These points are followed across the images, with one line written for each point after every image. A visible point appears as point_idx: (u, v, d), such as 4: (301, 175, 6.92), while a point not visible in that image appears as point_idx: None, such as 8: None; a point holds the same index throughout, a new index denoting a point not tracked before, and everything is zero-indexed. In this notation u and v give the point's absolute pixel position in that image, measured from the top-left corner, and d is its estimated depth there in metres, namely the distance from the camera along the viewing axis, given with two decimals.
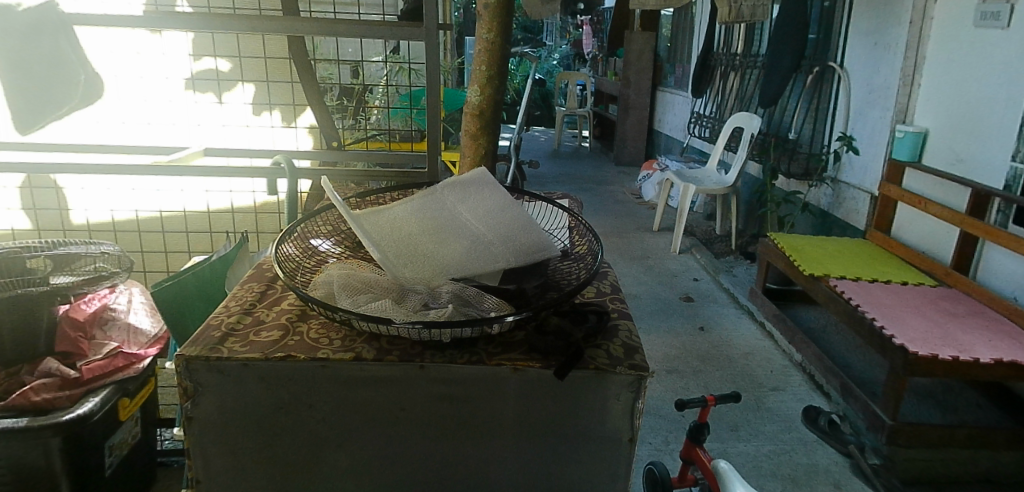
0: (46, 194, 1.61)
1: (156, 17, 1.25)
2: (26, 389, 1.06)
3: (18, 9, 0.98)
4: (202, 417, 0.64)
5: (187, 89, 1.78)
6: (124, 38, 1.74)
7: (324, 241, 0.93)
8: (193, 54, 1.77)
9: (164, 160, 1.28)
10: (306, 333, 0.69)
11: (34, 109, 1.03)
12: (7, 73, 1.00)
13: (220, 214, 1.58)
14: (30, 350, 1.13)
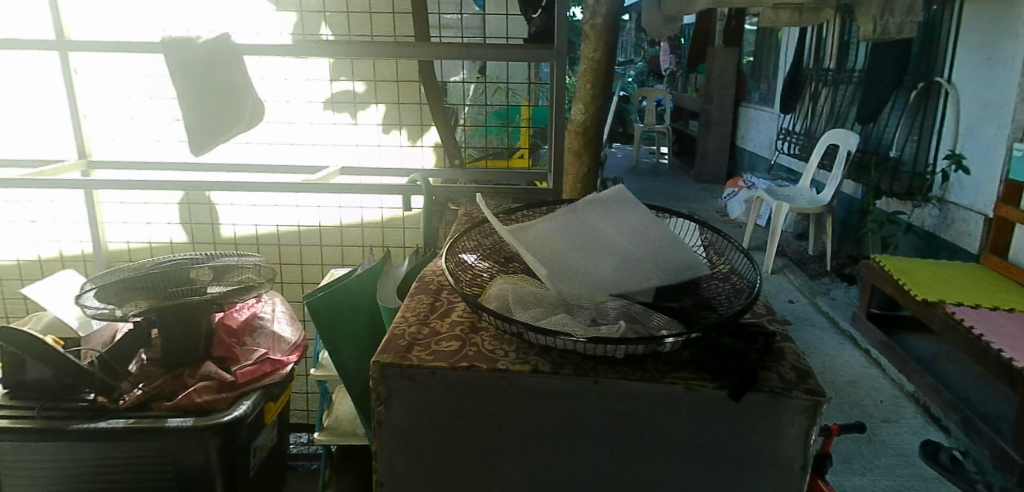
0: (202, 210, 1.77)
1: (309, 46, 1.34)
2: (190, 390, 1.11)
3: (198, 41, 1.09)
4: (391, 422, 0.68)
5: (327, 111, 1.87)
6: (272, 66, 1.85)
7: (472, 256, 0.96)
8: (331, 78, 1.85)
9: (312, 178, 1.37)
10: (481, 344, 0.72)
11: (207, 132, 1.13)
12: (190, 100, 1.10)
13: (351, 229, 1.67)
14: (191, 354, 1.16)
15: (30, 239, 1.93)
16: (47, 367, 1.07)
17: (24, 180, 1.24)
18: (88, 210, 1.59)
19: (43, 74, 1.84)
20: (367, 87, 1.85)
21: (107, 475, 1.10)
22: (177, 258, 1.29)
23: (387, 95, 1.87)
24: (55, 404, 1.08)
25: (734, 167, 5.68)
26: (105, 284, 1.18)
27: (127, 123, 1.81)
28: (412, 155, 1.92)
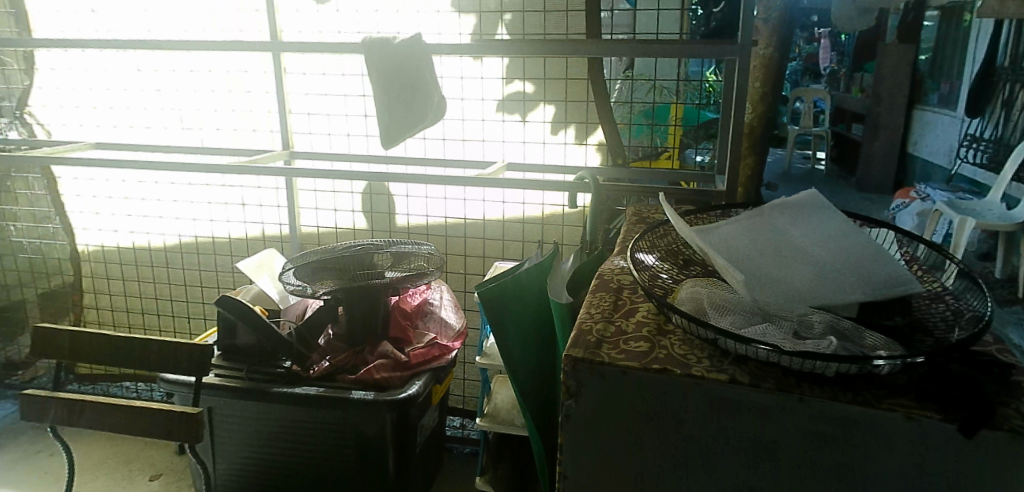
0: (381, 200, 1.92)
1: (487, 46, 1.39)
2: (370, 367, 1.21)
3: (394, 41, 1.22)
4: (578, 417, 0.68)
5: (499, 111, 1.94)
6: (449, 66, 1.94)
7: (649, 256, 0.91)
8: (505, 79, 1.92)
9: (484, 173, 1.43)
10: (671, 348, 0.69)
11: (391, 122, 1.25)
12: (380, 91, 1.23)
13: (512, 222, 1.83)
14: (371, 332, 1.27)
15: (239, 219, 2.22)
16: (253, 332, 1.20)
17: (248, 168, 1.42)
18: (290, 197, 1.75)
19: (256, 74, 2.09)
20: (537, 87, 1.90)
21: (297, 438, 1.24)
22: (359, 243, 1.39)
23: (555, 93, 1.91)
24: (257, 369, 1.25)
25: (905, 176, 5.14)
26: (301, 264, 1.30)
27: (324, 117, 1.99)
28: (576, 154, 1.95)
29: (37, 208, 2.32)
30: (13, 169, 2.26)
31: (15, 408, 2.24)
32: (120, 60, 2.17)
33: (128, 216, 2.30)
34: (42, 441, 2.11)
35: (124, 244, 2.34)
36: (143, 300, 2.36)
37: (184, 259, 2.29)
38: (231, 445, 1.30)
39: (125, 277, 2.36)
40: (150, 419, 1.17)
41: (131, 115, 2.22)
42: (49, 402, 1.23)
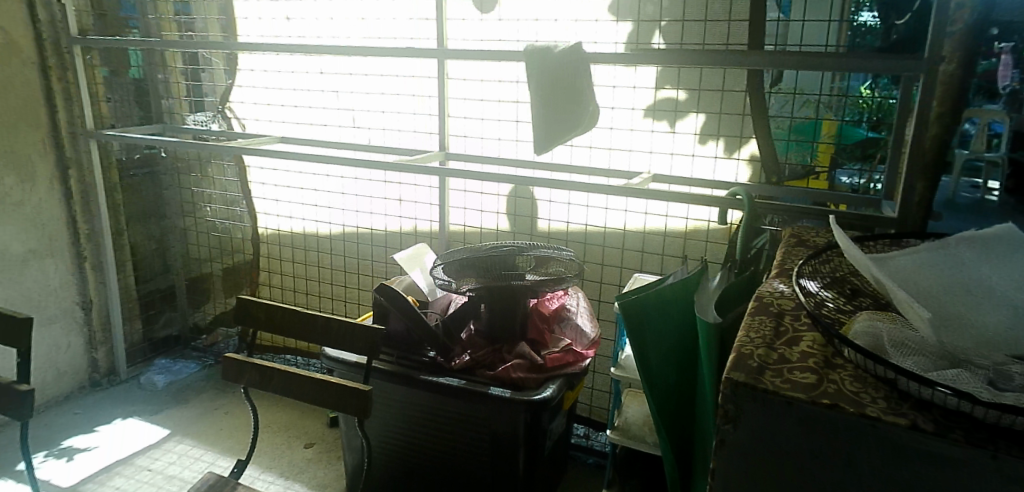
0: (525, 202, 2.05)
1: (638, 55, 1.40)
2: (508, 366, 1.54)
3: (555, 50, 1.45)
4: (734, 442, 0.67)
5: (647, 118, 1.96)
6: (603, 74, 1.98)
7: (814, 283, 0.87)
8: (656, 87, 1.93)
9: (631, 183, 1.42)
10: (842, 383, 0.66)
11: (551, 119, 1.48)
12: (542, 93, 1.47)
13: (654, 233, 1.90)
14: (511, 334, 1.61)
15: (396, 211, 2.59)
16: (404, 319, 1.59)
17: (409, 166, 1.78)
18: (442, 197, 1.92)
19: (421, 78, 2.37)
20: (689, 96, 1.91)
21: (441, 422, 1.61)
22: (506, 245, 1.66)
23: (708, 105, 1.91)
24: (409, 354, 1.62)
25: None
26: (449, 262, 1.63)
27: (478, 122, 2.08)
28: (726, 169, 1.93)
29: (230, 192, 2.93)
30: (215, 159, 2.92)
31: (198, 369, 3.01)
32: (309, 64, 2.54)
33: (301, 204, 2.79)
34: (218, 401, 2.78)
35: (298, 229, 2.83)
36: (307, 281, 2.88)
37: (347, 245, 2.73)
38: (384, 422, 1.69)
39: (297, 260, 2.88)
40: (325, 391, 1.41)
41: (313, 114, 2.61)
42: (245, 367, 1.51)
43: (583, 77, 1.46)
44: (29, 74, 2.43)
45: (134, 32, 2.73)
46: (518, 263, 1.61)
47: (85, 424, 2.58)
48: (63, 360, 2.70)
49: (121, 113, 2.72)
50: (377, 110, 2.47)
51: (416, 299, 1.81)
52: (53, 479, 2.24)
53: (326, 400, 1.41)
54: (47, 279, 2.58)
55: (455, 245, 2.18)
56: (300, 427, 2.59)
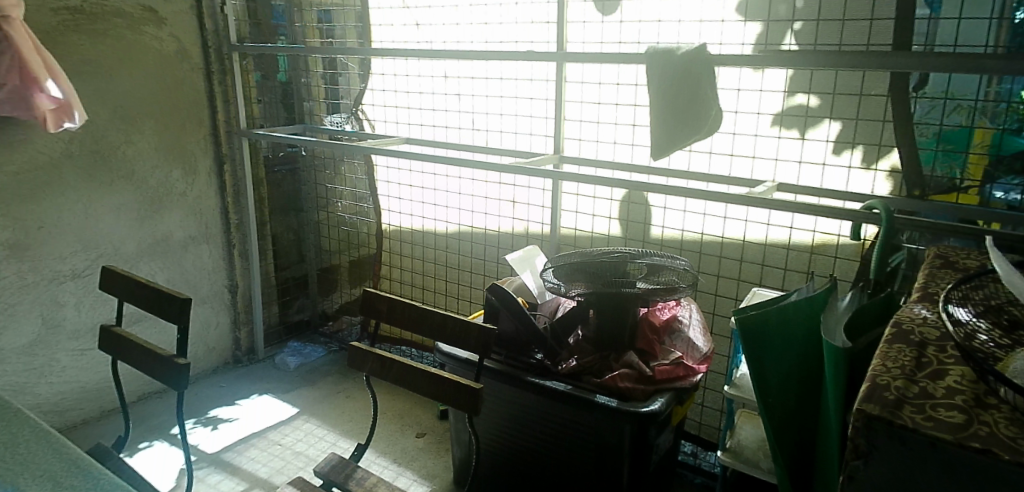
0: (638, 208, 2.04)
1: (768, 57, 1.32)
2: (616, 375, 1.57)
3: (678, 52, 1.42)
4: (865, 480, 0.62)
5: (775, 125, 1.86)
6: (728, 78, 1.91)
7: (964, 311, 0.78)
8: (787, 91, 1.83)
9: (754, 191, 1.35)
10: (996, 424, 0.59)
11: (670, 123, 1.44)
12: (663, 96, 1.44)
13: (776, 247, 1.85)
14: (620, 343, 1.64)
15: (511, 211, 2.67)
16: (513, 320, 1.67)
17: (524, 168, 1.80)
18: (554, 199, 1.96)
19: (539, 81, 2.41)
20: (823, 102, 1.80)
21: (546, 426, 1.66)
22: (619, 252, 1.70)
23: (844, 110, 1.78)
24: (516, 356, 1.69)
25: None
26: (559, 266, 1.71)
27: (594, 125, 2.08)
28: (862, 180, 1.79)
29: (358, 189, 3.12)
30: (347, 157, 3.11)
31: (325, 354, 3.23)
32: (435, 68, 2.66)
33: (422, 203, 2.93)
34: (341, 385, 2.98)
35: (420, 227, 2.99)
36: (423, 276, 3.04)
37: (464, 244, 2.85)
38: (489, 422, 1.78)
39: (418, 257, 3.04)
40: (439, 387, 1.46)
41: (435, 116, 2.72)
42: (366, 356, 1.60)
43: (707, 80, 1.42)
44: (195, 77, 2.70)
45: (283, 39, 2.96)
46: (629, 270, 1.63)
47: (227, 396, 2.85)
48: (212, 336, 3.01)
49: (269, 113, 2.97)
50: (496, 113, 2.54)
51: (525, 300, 1.86)
52: (200, 444, 2.50)
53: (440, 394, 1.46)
54: (202, 262, 2.89)
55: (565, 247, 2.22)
56: (412, 417, 2.71)
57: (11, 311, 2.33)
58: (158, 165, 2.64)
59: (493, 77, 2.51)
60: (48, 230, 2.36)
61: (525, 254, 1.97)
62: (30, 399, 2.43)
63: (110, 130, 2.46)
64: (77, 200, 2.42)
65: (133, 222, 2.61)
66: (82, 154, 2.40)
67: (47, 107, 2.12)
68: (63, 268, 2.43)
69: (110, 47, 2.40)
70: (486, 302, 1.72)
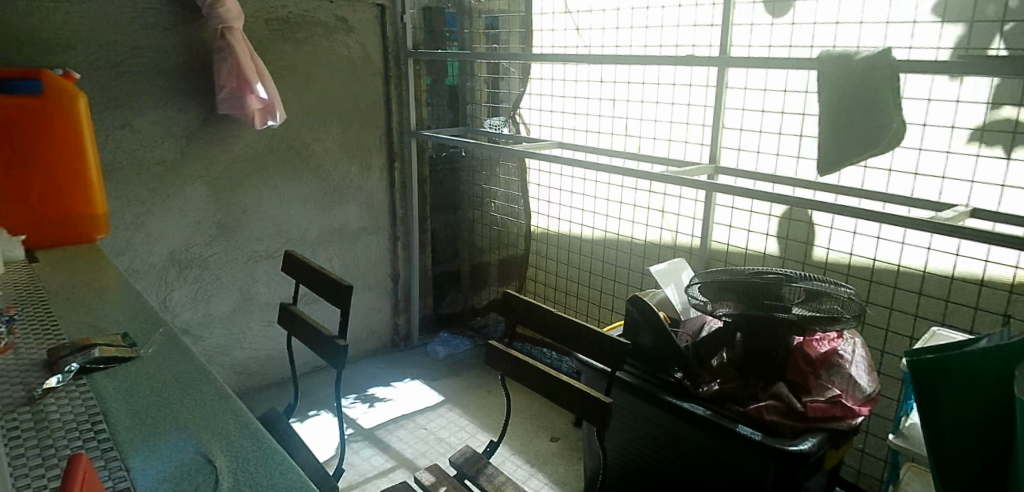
0: (800, 227, 2.02)
1: (966, 64, 1.15)
2: (762, 407, 1.52)
3: (855, 58, 1.32)
4: None
5: (972, 141, 1.72)
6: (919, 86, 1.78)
7: None
8: (991, 103, 1.68)
9: (937, 217, 1.19)
10: None
11: (839, 133, 1.35)
12: (834, 103, 1.35)
13: (963, 283, 1.73)
14: (770, 372, 1.60)
15: (660, 222, 2.64)
16: (656, 335, 1.70)
17: (673, 178, 1.75)
18: (706, 213, 1.93)
19: (698, 87, 2.35)
20: None
21: (678, 448, 1.68)
22: (777, 274, 1.68)
23: None
24: (655, 372, 1.73)
25: None
26: (706, 283, 1.71)
27: (756, 134, 2.01)
28: None
29: (511, 190, 3.24)
30: (502, 160, 3.23)
31: (471, 348, 3.37)
32: (593, 73, 2.68)
33: (572, 208, 2.98)
34: (484, 379, 3.09)
35: (571, 234, 3.02)
36: (572, 281, 3.07)
37: (608, 253, 2.85)
38: (620, 435, 1.84)
39: (569, 262, 3.07)
40: (571, 396, 1.45)
41: (588, 121, 2.74)
42: (503, 356, 1.64)
43: (889, 90, 1.29)
44: (375, 80, 2.93)
45: (454, 44, 3.10)
46: (785, 294, 1.60)
47: (383, 377, 3.08)
48: (375, 320, 3.27)
49: (436, 115, 3.14)
50: (650, 119, 2.51)
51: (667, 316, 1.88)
52: (358, 419, 2.73)
53: (572, 406, 1.45)
54: (370, 251, 3.15)
55: (714, 262, 2.25)
56: (548, 420, 2.74)
57: (217, 283, 2.70)
58: (339, 161, 2.91)
59: (649, 83, 2.48)
60: (249, 215, 2.71)
61: (670, 266, 2.00)
62: (226, 360, 2.81)
63: (303, 128, 2.76)
64: (274, 189, 2.75)
65: (316, 212, 2.90)
66: (279, 149, 2.72)
67: (256, 106, 2.42)
68: (259, 249, 2.78)
69: (308, 54, 2.69)
70: (627, 315, 1.77)
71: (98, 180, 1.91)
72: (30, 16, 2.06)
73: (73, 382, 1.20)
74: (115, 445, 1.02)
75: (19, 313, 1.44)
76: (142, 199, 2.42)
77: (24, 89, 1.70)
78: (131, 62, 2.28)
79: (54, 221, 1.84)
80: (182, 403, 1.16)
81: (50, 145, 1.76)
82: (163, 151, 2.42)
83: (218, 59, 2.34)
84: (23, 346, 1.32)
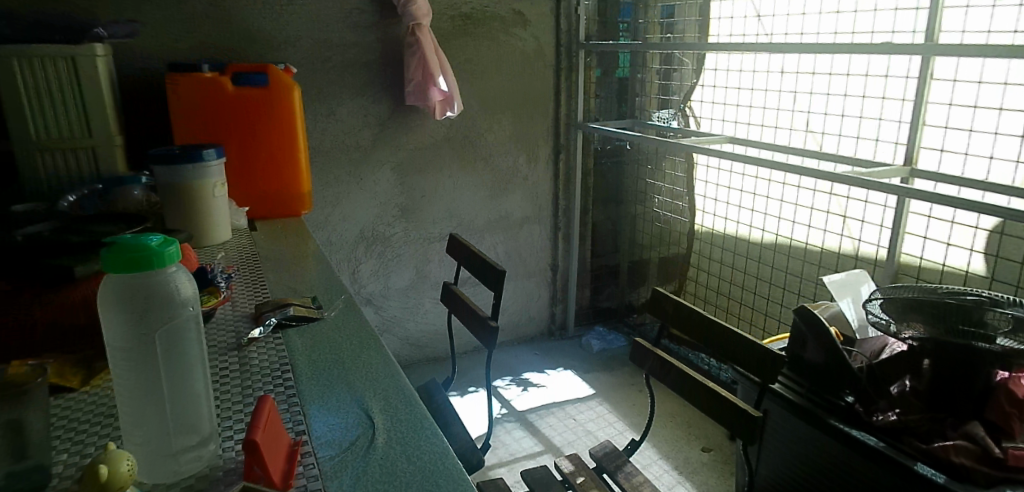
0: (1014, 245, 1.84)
1: None
2: (949, 447, 1.33)
3: None
4: None
5: None
6: None
7: None
8: None
9: None
10: None
11: None
12: None
13: None
14: (964, 409, 1.42)
15: (841, 228, 2.43)
16: (823, 352, 1.58)
17: (855, 178, 1.66)
18: (895, 218, 1.79)
19: (895, 78, 2.16)
20: None
21: (842, 479, 1.54)
22: (980, 297, 1.53)
23: None
24: (821, 392, 1.60)
25: None
26: (891, 300, 1.59)
27: (965, 133, 1.91)
28: None
29: (676, 186, 3.15)
30: (669, 154, 3.14)
31: (626, 345, 3.34)
32: (772, 61, 2.56)
33: (741, 207, 2.86)
34: (637, 377, 3.05)
35: (742, 236, 2.88)
36: (737, 286, 2.93)
37: (779, 258, 2.69)
38: (775, 452, 1.75)
39: (736, 266, 2.93)
40: (721, 406, 1.41)
41: (764, 115, 2.63)
42: (648, 354, 1.61)
43: None
44: (546, 73, 3.00)
45: (626, 34, 3.09)
46: (987, 319, 1.46)
47: (538, 364, 3.17)
48: (534, 307, 3.37)
49: (604, 108, 3.16)
50: (836, 113, 2.37)
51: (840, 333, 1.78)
52: (512, 401, 2.84)
53: (723, 417, 1.40)
54: (533, 240, 3.24)
55: (903, 279, 2.10)
56: (700, 428, 2.65)
57: (397, 260, 2.96)
58: (510, 151, 3.03)
59: (837, 74, 2.33)
60: (426, 199, 2.93)
61: (847, 278, 1.83)
62: (399, 331, 3.08)
63: (478, 119, 2.91)
64: (449, 176, 2.94)
65: (486, 199, 3.05)
66: (456, 139, 2.90)
67: (436, 98, 2.61)
68: (433, 231, 2.99)
69: (485, 47, 2.82)
70: (794, 326, 1.65)
71: (306, 162, 2.19)
72: (261, 18, 2.39)
73: (271, 334, 1.40)
74: (298, 392, 1.17)
75: (237, 272, 1.71)
76: (339, 180, 2.72)
77: (254, 81, 2.00)
78: (336, 57, 2.56)
79: (270, 196, 2.13)
80: (353, 364, 1.30)
81: (271, 130, 2.05)
82: (359, 138, 2.70)
83: (408, 54, 2.54)
84: (238, 300, 1.56)
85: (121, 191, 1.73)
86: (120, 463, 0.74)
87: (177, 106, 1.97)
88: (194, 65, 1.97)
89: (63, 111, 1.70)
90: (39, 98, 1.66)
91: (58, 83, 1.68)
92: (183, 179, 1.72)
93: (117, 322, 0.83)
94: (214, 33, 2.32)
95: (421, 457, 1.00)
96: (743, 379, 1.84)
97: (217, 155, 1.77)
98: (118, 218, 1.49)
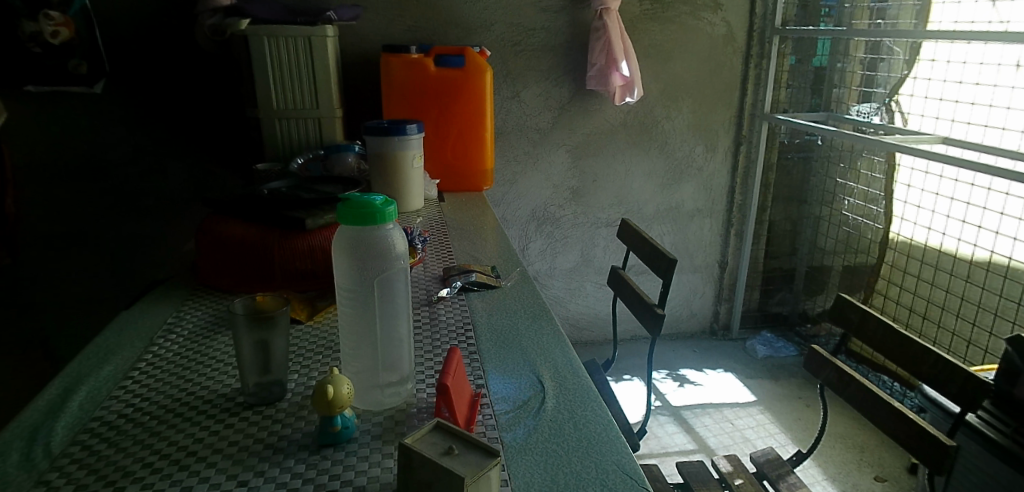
0: None
1: None
2: None
3: None
4: None
5: None
6: None
7: None
8: None
9: None
10: None
11: None
12: None
13: None
14: None
15: None
16: None
17: None
18: None
19: None
20: None
21: None
22: None
23: None
24: None
25: None
26: None
27: None
28: None
29: (872, 188, 2.93)
30: (868, 152, 2.91)
31: (795, 355, 3.15)
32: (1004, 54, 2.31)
33: (949, 216, 2.57)
34: (804, 389, 2.87)
35: (947, 250, 2.58)
36: (936, 306, 2.64)
37: (994, 279, 2.39)
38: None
39: (937, 283, 2.63)
40: (906, 429, 1.31)
41: (991, 114, 2.38)
42: (825, 364, 1.53)
43: None
44: (735, 59, 2.87)
45: (829, 20, 2.89)
46: None
47: (696, 361, 3.10)
48: (697, 303, 3.29)
49: (797, 98, 2.98)
50: None
51: None
52: (667, 394, 2.81)
53: (910, 441, 1.30)
54: (703, 233, 3.16)
55: None
56: (875, 455, 2.44)
57: (565, 240, 3.04)
58: (687, 140, 2.96)
59: None
60: (598, 184, 2.96)
61: None
62: (561, 310, 3.17)
63: (657, 106, 2.88)
64: (624, 163, 2.95)
65: (658, 188, 3.02)
66: (634, 125, 2.89)
67: (618, 83, 2.62)
68: (603, 216, 3.03)
69: (673, 32, 2.77)
70: (1006, 359, 1.49)
71: (490, 143, 2.32)
72: (461, 2, 2.56)
73: (457, 296, 1.53)
74: (478, 351, 1.28)
75: (429, 237, 1.88)
76: (517, 159, 2.84)
77: (452, 64, 2.16)
78: (526, 41, 2.67)
79: (457, 172, 2.31)
80: (526, 331, 1.39)
81: (465, 109, 2.21)
82: (540, 121, 2.80)
83: (594, 38, 2.59)
84: (429, 262, 1.72)
85: (338, 157, 1.97)
86: (343, 386, 0.87)
87: (388, 83, 2.20)
88: (405, 47, 2.16)
89: (299, 84, 1.98)
90: (279, 73, 1.94)
91: (296, 59, 1.95)
92: (390, 150, 1.91)
93: (346, 268, 0.98)
94: (420, 17, 2.53)
95: (587, 425, 1.05)
96: (933, 407, 1.68)
97: (417, 129, 1.94)
98: (338, 181, 1.72)
